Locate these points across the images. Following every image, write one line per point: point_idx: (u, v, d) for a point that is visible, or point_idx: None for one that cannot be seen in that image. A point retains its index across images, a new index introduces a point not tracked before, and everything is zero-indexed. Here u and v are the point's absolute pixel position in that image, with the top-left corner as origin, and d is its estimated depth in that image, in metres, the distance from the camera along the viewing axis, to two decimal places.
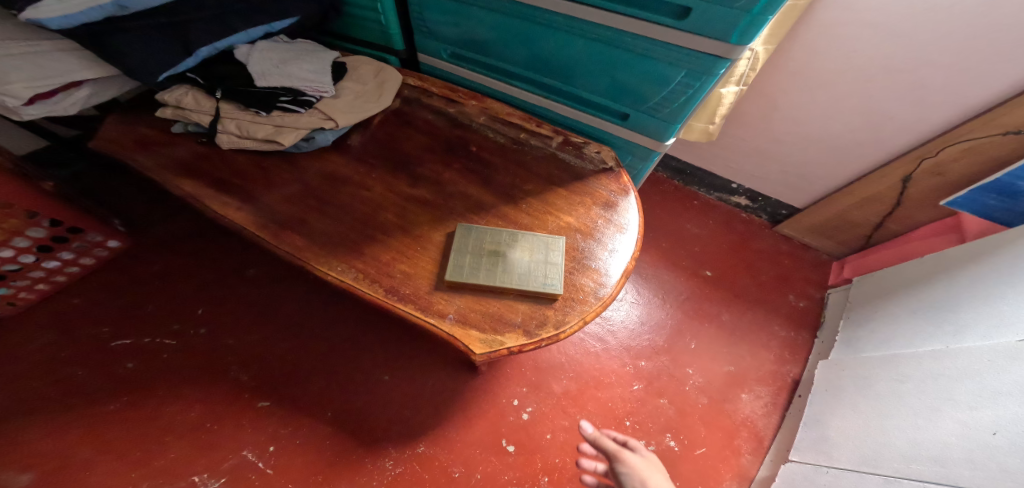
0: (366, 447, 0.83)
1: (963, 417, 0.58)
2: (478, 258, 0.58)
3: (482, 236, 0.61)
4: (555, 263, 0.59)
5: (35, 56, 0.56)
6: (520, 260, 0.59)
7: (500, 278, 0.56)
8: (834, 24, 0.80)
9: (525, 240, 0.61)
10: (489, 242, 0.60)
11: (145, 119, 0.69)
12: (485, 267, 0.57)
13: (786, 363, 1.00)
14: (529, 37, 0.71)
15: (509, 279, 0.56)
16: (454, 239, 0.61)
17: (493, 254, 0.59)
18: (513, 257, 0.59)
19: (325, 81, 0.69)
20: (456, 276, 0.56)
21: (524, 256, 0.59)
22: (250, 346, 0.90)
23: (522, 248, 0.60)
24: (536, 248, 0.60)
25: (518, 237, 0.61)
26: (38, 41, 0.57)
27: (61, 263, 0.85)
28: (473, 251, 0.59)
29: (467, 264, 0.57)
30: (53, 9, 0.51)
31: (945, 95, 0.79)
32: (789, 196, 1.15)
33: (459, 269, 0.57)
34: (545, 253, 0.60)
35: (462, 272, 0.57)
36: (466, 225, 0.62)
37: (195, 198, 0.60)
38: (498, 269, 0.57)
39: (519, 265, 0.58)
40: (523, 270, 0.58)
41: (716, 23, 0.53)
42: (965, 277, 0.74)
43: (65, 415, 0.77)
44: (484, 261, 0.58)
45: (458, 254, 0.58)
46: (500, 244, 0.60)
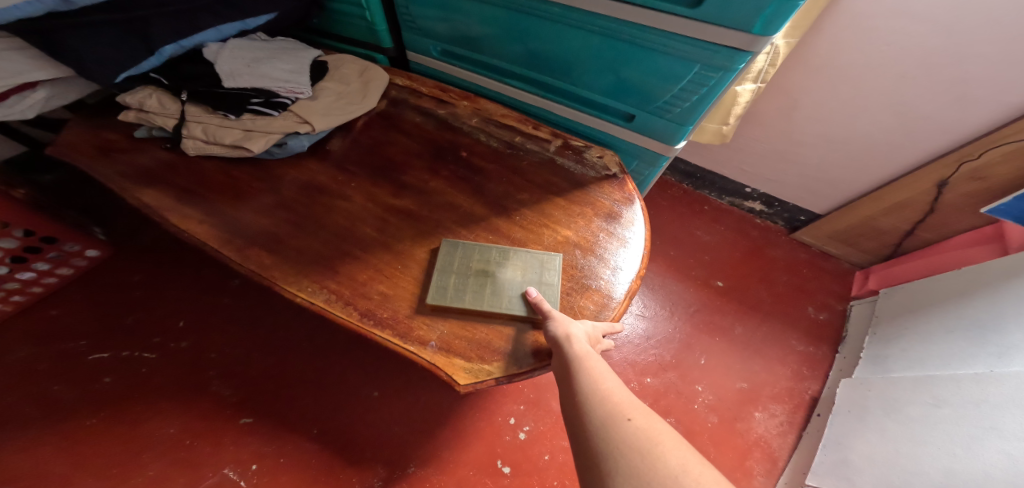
0: (354, 466, 0.78)
1: (1009, 449, 0.51)
2: (464, 278, 0.53)
3: (469, 253, 0.55)
4: (549, 283, 0.53)
5: None
6: (512, 280, 0.53)
7: (487, 301, 0.51)
8: (864, 14, 0.72)
9: (517, 258, 0.55)
10: (477, 260, 0.54)
11: (109, 124, 0.64)
12: (472, 290, 0.52)
13: (805, 380, 0.93)
14: (523, 33, 0.65)
15: (498, 302, 0.50)
16: (438, 255, 0.55)
17: (481, 274, 0.53)
18: (503, 277, 0.53)
19: (302, 81, 0.64)
20: (438, 298, 0.51)
21: (515, 275, 0.53)
22: (234, 359, 0.85)
23: (514, 267, 0.54)
24: (529, 266, 0.54)
25: (509, 254, 0.55)
26: None
27: (37, 274, 0.81)
28: (459, 269, 0.53)
29: (451, 285, 0.52)
30: None
31: (992, 90, 0.70)
32: (808, 201, 1.07)
33: (442, 291, 0.51)
34: (539, 272, 0.54)
35: (446, 295, 0.51)
36: (452, 239, 0.57)
37: (157, 210, 0.56)
38: (486, 291, 0.51)
39: (509, 286, 0.52)
40: (514, 291, 0.52)
41: (735, 12, 0.47)
42: (1012, 292, 0.66)
43: (37, 431, 0.73)
44: (471, 281, 0.52)
45: (441, 274, 0.53)
46: (489, 262, 0.54)
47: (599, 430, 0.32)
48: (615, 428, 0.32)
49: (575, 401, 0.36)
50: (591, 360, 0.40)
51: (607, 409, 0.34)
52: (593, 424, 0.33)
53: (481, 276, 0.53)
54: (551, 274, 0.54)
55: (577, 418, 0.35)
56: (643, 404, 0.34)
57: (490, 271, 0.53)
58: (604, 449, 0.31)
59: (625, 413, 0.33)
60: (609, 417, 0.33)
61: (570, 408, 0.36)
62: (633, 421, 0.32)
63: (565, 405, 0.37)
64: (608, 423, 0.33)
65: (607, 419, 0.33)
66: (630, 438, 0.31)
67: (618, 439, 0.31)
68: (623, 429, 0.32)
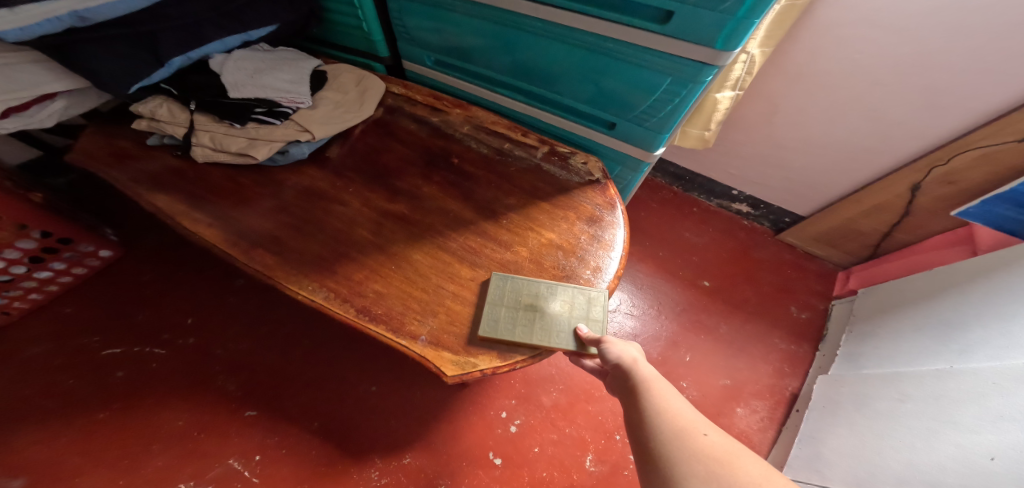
0: (352, 456, 0.83)
1: (962, 441, 0.55)
2: (515, 312, 0.54)
3: (519, 285, 0.57)
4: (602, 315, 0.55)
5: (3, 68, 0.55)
6: (559, 315, 0.54)
7: (536, 335, 0.53)
8: (837, 23, 0.76)
9: (568, 293, 0.56)
10: (526, 294, 0.56)
11: (122, 132, 0.68)
12: (521, 323, 0.53)
13: (786, 377, 0.97)
14: (510, 44, 0.69)
15: (546, 337, 0.52)
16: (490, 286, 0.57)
17: (530, 308, 0.55)
18: (551, 311, 0.55)
19: (302, 91, 0.68)
20: (489, 331, 0.53)
21: (563, 310, 0.55)
22: (238, 355, 0.90)
23: (562, 302, 0.56)
24: (575, 302, 0.56)
25: (557, 288, 0.57)
26: (6, 53, 0.55)
27: (53, 274, 0.86)
28: (509, 301, 0.55)
29: (501, 317, 0.54)
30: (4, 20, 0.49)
31: (958, 98, 0.74)
32: (792, 203, 1.10)
33: (493, 324, 0.53)
34: (586, 308, 0.56)
35: (496, 328, 0.53)
36: (501, 272, 0.58)
37: (168, 214, 0.60)
38: (536, 325, 0.53)
39: (558, 322, 0.54)
40: (563, 327, 0.53)
41: (699, 29, 0.51)
42: (976, 293, 0.69)
43: (54, 423, 0.78)
44: (521, 315, 0.54)
45: (492, 307, 0.55)
46: (538, 297, 0.56)
47: (675, 444, 0.37)
48: (692, 442, 0.37)
49: (645, 418, 0.40)
50: (654, 380, 0.44)
51: (680, 424, 0.38)
52: (668, 437, 0.38)
53: (531, 308, 0.55)
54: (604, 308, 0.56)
55: (651, 433, 0.39)
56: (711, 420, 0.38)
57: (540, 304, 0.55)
58: (684, 460, 0.35)
59: (698, 428, 0.38)
60: (683, 431, 0.38)
61: (640, 425, 0.40)
62: (708, 436, 0.37)
63: (632, 422, 0.41)
64: (683, 436, 0.37)
65: (684, 435, 0.37)
66: (709, 451, 0.35)
67: (701, 453, 0.35)
68: (704, 443, 0.36)
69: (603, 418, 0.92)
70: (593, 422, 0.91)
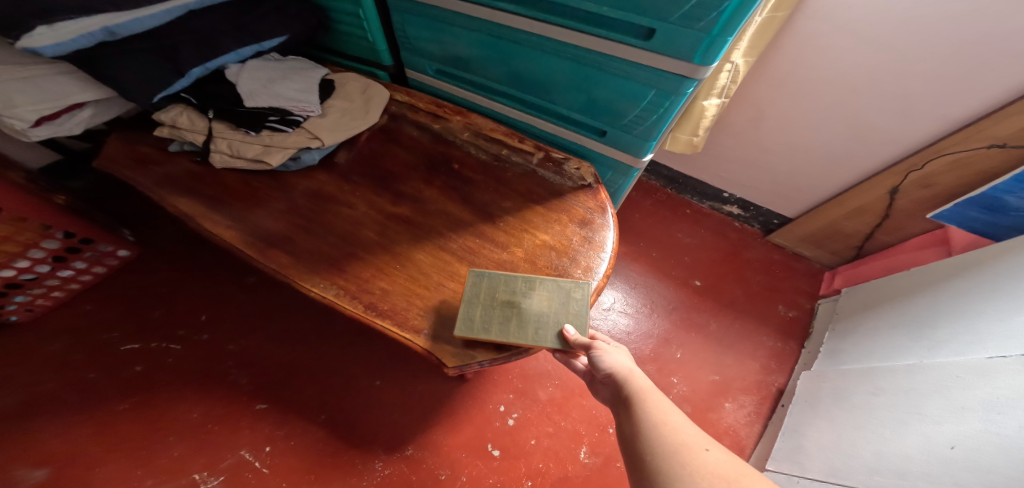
0: (357, 448, 0.87)
1: (927, 431, 0.59)
2: (490, 310, 0.56)
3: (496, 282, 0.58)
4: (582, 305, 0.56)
5: (40, 80, 0.60)
6: (535, 310, 0.55)
7: (511, 332, 0.54)
8: (816, 34, 0.80)
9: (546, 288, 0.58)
10: (502, 291, 0.57)
11: (144, 138, 0.73)
12: (496, 320, 0.55)
13: (772, 373, 1.01)
14: (507, 56, 0.74)
15: (520, 334, 0.53)
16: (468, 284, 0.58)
17: (505, 305, 0.56)
18: (527, 307, 0.56)
19: (312, 100, 0.73)
20: (466, 330, 0.54)
21: (538, 306, 0.56)
22: (249, 350, 0.94)
23: (539, 297, 0.57)
24: (552, 297, 0.57)
25: (533, 285, 0.58)
26: (42, 66, 0.60)
27: (74, 272, 0.90)
28: (486, 300, 0.57)
29: (477, 316, 0.55)
30: (47, 37, 0.53)
31: (931, 106, 0.78)
32: (780, 206, 1.15)
33: (469, 323, 0.55)
34: (566, 302, 0.56)
35: (473, 326, 0.54)
36: (478, 270, 0.59)
37: (189, 216, 0.64)
38: (510, 322, 0.54)
39: (533, 318, 0.55)
40: (538, 323, 0.54)
41: (680, 45, 0.55)
42: (947, 292, 0.73)
43: (76, 415, 0.82)
44: (496, 313, 0.55)
45: (468, 306, 0.56)
46: (514, 293, 0.57)
47: (677, 458, 0.38)
48: (694, 455, 0.38)
49: (648, 435, 0.41)
50: (652, 394, 0.45)
51: (681, 438, 0.40)
52: (670, 451, 0.39)
53: (509, 306, 0.56)
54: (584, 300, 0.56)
55: (656, 450, 0.40)
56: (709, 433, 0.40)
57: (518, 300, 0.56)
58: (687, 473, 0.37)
59: (699, 443, 0.39)
60: (684, 445, 0.39)
61: (639, 437, 0.41)
62: (709, 451, 0.38)
63: (635, 437, 0.42)
64: (685, 450, 0.39)
65: (689, 450, 0.39)
66: (713, 468, 0.37)
67: (707, 469, 0.37)
68: (709, 460, 0.38)
69: (597, 412, 0.96)
70: (588, 415, 0.95)
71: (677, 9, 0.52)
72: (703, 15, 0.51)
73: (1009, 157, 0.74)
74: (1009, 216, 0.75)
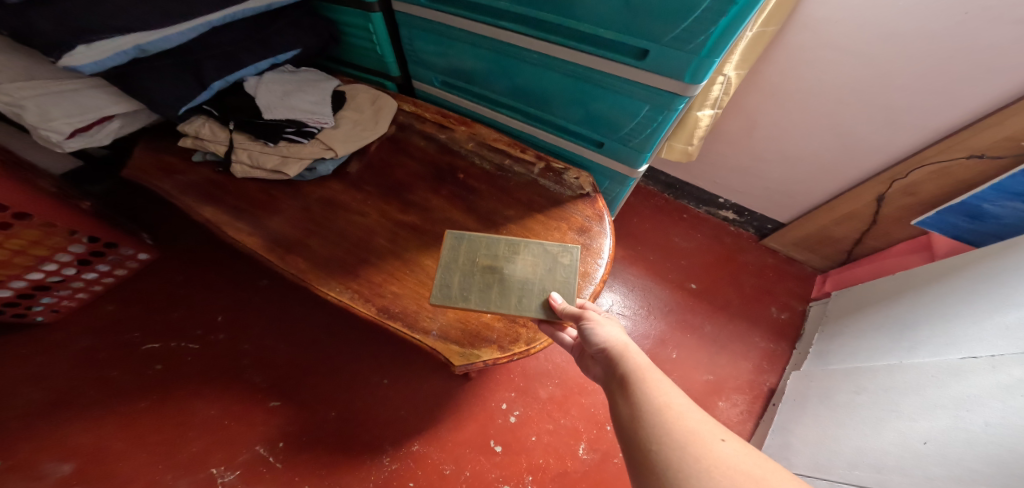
0: (365, 444, 0.91)
1: (902, 427, 0.63)
2: (467, 276, 0.59)
3: (473, 248, 0.61)
4: (562, 268, 0.60)
5: (74, 93, 0.64)
6: (510, 278, 0.59)
7: (486, 298, 0.57)
8: (805, 47, 0.83)
9: (527, 253, 0.61)
10: (479, 258, 0.60)
11: (168, 148, 0.77)
12: (473, 286, 0.58)
13: (764, 373, 1.04)
14: (509, 70, 0.78)
15: (495, 301, 0.57)
16: (444, 249, 0.61)
17: (482, 272, 0.59)
18: (503, 274, 0.59)
19: (325, 112, 0.77)
20: (442, 297, 0.57)
21: (515, 272, 0.59)
22: (263, 350, 0.98)
23: (517, 264, 0.60)
24: (528, 264, 0.60)
25: (509, 252, 0.60)
26: (76, 80, 0.64)
27: (98, 275, 0.94)
28: (463, 266, 0.60)
29: (454, 283, 0.58)
30: (84, 55, 0.56)
31: (914, 117, 0.82)
32: (773, 211, 1.18)
33: (446, 290, 0.58)
34: (545, 268, 0.59)
35: (449, 292, 0.57)
36: (457, 234, 0.62)
37: (213, 223, 0.69)
38: (486, 288, 0.58)
39: (509, 285, 0.58)
40: (513, 290, 0.58)
41: (671, 65, 0.59)
42: (928, 296, 0.77)
43: (100, 411, 0.86)
44: (472, 280, 0.58)
45: (446, 271, 0.59)
46: (490, 260, 0.60)
47: (683, 447, 0.37)
48: (704, 446, 0.36)
49: (659, 425, 0.39)
50: (657, 380, 0.43)
51: (688, 425, 0.38)
52: (677, 440, 0.37)
53: (486, 272, 0.59)
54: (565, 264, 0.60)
55: (668, 441, 0.37)
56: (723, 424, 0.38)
57: (496, 266, 0.59)
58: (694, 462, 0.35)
59: (711, 433, 0.37)
60: (693, 435, 0.37)
61: (639, 420, 0.40)
62: (725, 441, 0.37)
63: (644, 428, 0.39)
64: (693, 439, 0.37)
65: (703, 440, 0.37)
66: (729, 461, 0.35)
67: (725, 461, 0.35)
68: (725, 450, 0.36)
69: (595, 410, 1.00)
70: (586, 413, 0.99)
71: (669, 32, 0.56)
72: (692, 38, 0.55)
73: (987, 168, 0.77)
74: (987, 223, 0.79)
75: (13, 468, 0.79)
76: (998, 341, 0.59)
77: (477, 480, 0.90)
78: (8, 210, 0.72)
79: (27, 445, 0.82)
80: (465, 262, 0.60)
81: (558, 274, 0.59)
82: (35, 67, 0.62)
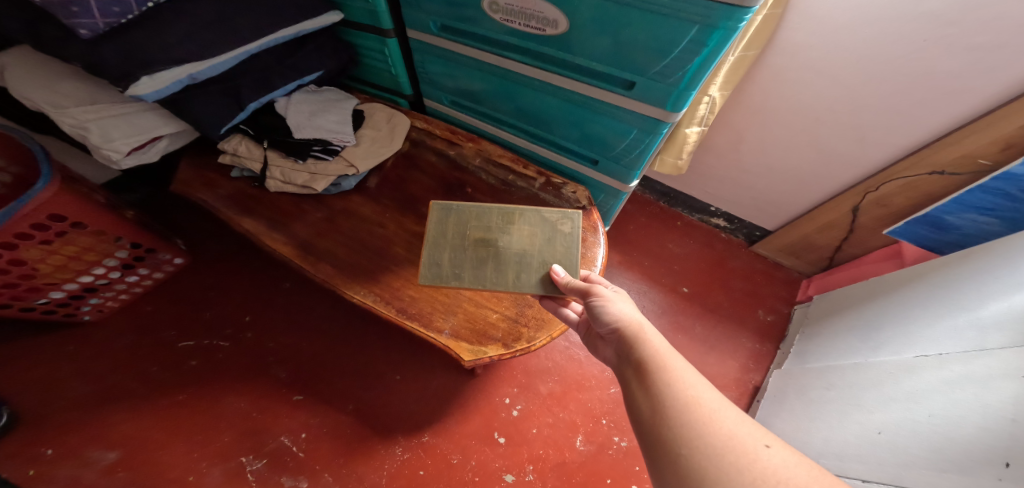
0: (379, 435, 0.99)
1: (862, 420, 0.71)
2: (457, 252, 0.66)
3: (461, 220, 0.68)
4: (558, 237, 0.68)
5: (130, 116, 0.73)
6: (500, 253, 0.66)
7: (477, 274, 0.65)
8: (784, 69, 0.90)
9: (521, 222, 0.68)
10: (472, 233, 0.67)
11: (208, 164, 0.86)
12: (463, 263, 0.66)
13: (749, 372, 1.12)
14: (513, 93, 0.86)
15: (484, 278, 0.65)
16: (430, 224, 0.68)
17: (473, 244, 0.67)
18: (497, 249, 0.66)
19: (347, 131, 0.85)
20: (431, 278, 0.65)
21: (507, 244, 0.67)
22: (285, 347, 1.07)
23: (514, 234, 0.67)
24: (522, 236, 0.67)
25: (501, 227, 0.68)
26: (132, 103, 0.73)
27: (139, 278, 1.03)
28: (453, 242, 0.67)
29: (443, 262, 0.66)
30: (148, 85, 0.64)
31: (883, 136, 0.89)
32: (760, 219, 1.26)
33: (435, 270, 0.65)
34: (544, 239, 0.67)
35: (437, 273, 0.65)
36: (444, 205, 0.69)
37: (252, 233, 0.78)
38: (476, 263, 0.66)
39: (501, 261, 0.66)
40: (504, 266, 0.66)
41: (655, 95, 0.67)
42: (895, 299, 0.85)
43: (142, 403, 0.95)
44: (465, 256, 0.66)
45: (436, 250, 0.66)
46: (482, 235, 0.67)
47: (727, 449, 0.40)
48: (750, 450, 0.40)
49: (701, 428, 0.42)
50: (688, 377, 0.47)
51: (729, 427, 0.42)
52: (718, 440, 0.41)
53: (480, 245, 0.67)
54: (561, 231, 0.68)
55: (712, 444, 0.41)
56: (765, 428, 0.42)
57: (488, 240, 0.67)
58: (737, 463, 0.39)
59: (754, 439, 0.41)
60: (734, 437, 0.41)
61: (674, 417, 0.44)
62: (769, 447, 0.40)
63: (684, 429, 0.43)
64: (734, 440, 0.41)
65: (746, 444, 0.40)
66: (773, 463, 0.39)
67: (770, 464, 0.39)
68: (768, 454, 0.40)
69: (592, 404, 1.08)
70: (583, 408, 1.07)
71: (653, 67, 0.64)
72: (672, 73, 0.63)
73: (950, 183, 0.85)
74: (950, 233, 0.87)
75: (67, 453, 0.88)
76: (948, 341, 0.67)
77: (482, 469, 0.97)
78: (66, 219, 0.81)
79: (78, 433, 0.91)
80: (455, 237, 0.68)
81: (555, 243, 0.67)
82: (99, 94, 0.70)
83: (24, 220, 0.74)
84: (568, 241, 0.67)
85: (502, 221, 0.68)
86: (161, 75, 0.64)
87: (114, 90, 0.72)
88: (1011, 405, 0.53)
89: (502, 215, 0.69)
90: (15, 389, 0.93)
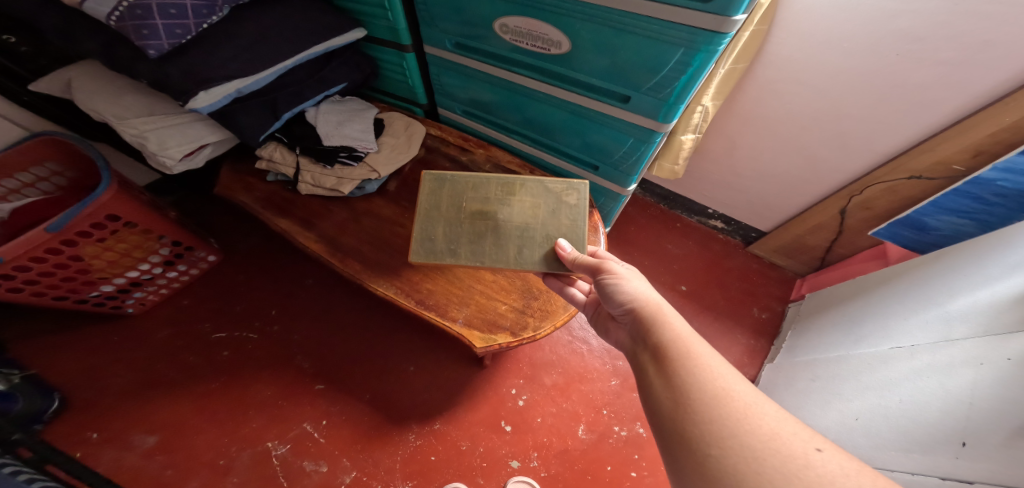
0: (394, 423, 1.06)
1: (840, 407, 0.78)
2: (458, 229, 0.74)
3: (459, 197, 0.77)
4: (562, 209, 0.75)
5: (182, 125, 0.82)
6: (500, 230, 0.74)
7: (478, 249, 0.72)
8: (773, 81, 0.96)
9: (523, 193, 0.76)
10: (469, 208, 0.75)
11: (247, 169, 0.95)
12: (459, 239, 0.73)
13: (743, 366, 1.18)
14: (521, 104, 0.94)
15: (483, 253, 0.72)
16: (423, 195, 0.77)
17: (470, 218, 0.75)
18: (498, 226, 0.74)
19: (370, 139, 0.94)
20: (423, 257, 0.73)
21: (508, 216, 0.74)
22: (307, 340, 1.15)
23: (518, 204, 0.75)
24: (524, 209, 0.75)
25: (502, 201, 0.75)
26: (184, 113, 0.82)
27: (177, 273, 1.13)
28: (450, 217, 0.75)
29: (439, 241, 0.73)
30: (204, 99, 0.73)
31: (866, 143, 0.95)
32: (755, 221, 1.32)
33: (428, 249, 0.73)
34: (547, 212, 0.75)
35: (431, 253, 0.73)
36: (438, 181, 0.78)
37: (288, 232, 0.87)
38: (476, 240, 0.73)
39: (502, 238, 0.73)
40: (506, 242, 0.73)
41: (648, 108, 0.75)
42: (876, 296, 0.91)
43: (180, 389, 1.04)
44: (464, 234, 0.74)
45: (436, 229, 0.74)
46: (478, 210, 0.75)
47: (775, 452, 0.43)
48: (800, 454, 0.42)
49: (744, 427, 0.45)
50: (726, 376, 0.50)
51: (772, 426, 0.45)
52: (756, 438, 0.44)
53: (478, 217, 0.75)
54: (567, 203, 0.75)
55: (756, 442, 0.44)
56: (814, 431, 0.44)
57: (488, 212, 0.75)
58: (781, 467, 0.41)
59: (806, 443, 0.43)
60: (779, 437, 0.44)
61: (711, 414, 0.47)
62: (820, 451, 0.42)
63: (727, 429, 0.45)
64: (776, 441, 0.44)
65: (793, 447, 0.43)
66: (823, 464, 0.41)
67: (821, 468, 0.41)
68: (818, 459, 0.42)
69: (593, 396, 1.14)
70: (585, 398, 1.14)
71: (646, 83, 0.71)
72: (662, 89, 0.70)
73: (928, 187, 0.90)
74: (929, 234, 0.94)
75: (112, 435, 0.97)
76: (918, 334, 0.73)
77: (489, 455, 1.04)
78: (120, 219, 0.90)
79: (121, 417, 0.99)
80: (453, 212, 0.76)
81: (561, 215, 0.74)
82: (157, 106, 0.80)
83: (86, 220, 0.84)
84: (574, 213, 0.74)
85: (503, 192, 0.76)
86: (215, 91, 0.74)
87: (170, 103, 0.82)
88: (968, 390, 0.60)
89: (502, 187, 0.77)
90: (65, 376, 1.03)
